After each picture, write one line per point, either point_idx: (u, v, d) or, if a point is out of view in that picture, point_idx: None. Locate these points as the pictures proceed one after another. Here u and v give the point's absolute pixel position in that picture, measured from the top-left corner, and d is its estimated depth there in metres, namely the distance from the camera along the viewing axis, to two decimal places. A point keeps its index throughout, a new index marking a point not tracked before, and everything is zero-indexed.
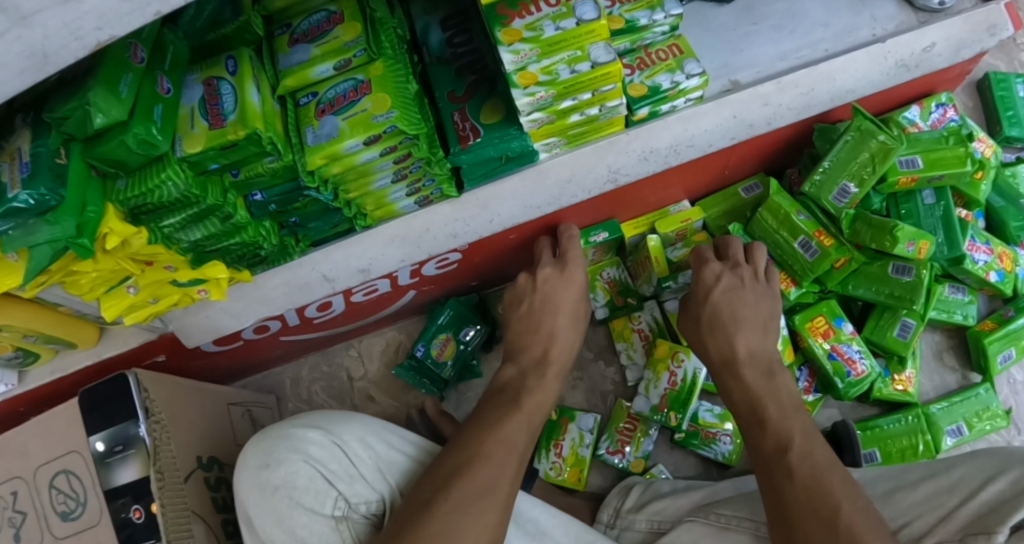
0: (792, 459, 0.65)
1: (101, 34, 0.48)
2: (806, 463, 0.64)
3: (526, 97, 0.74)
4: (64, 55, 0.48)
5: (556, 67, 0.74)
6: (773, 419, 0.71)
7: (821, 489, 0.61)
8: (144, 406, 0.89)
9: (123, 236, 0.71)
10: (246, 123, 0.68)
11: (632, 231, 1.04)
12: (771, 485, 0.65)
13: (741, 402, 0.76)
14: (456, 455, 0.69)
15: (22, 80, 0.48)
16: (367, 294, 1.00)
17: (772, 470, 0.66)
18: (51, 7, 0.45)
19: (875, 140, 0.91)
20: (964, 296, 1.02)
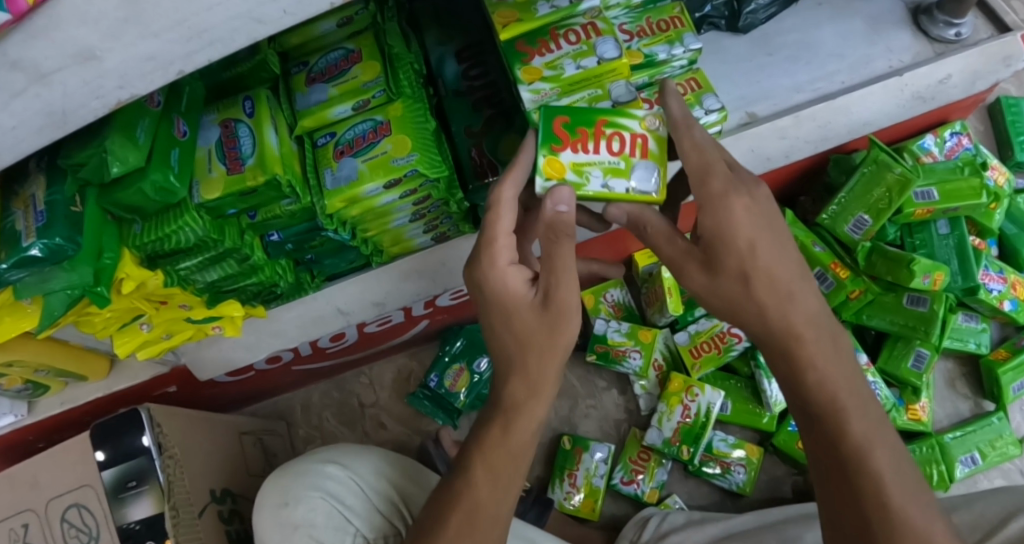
0: (873, 476, 0.52)
1: (122, 92, 0.44)
2: (893, 485, 0.52)
3: (542, 188, 0.60)
4: (84, 113, 0.44)
5: (590, 170, 0.61)
6: (847, 421, 0.54)
7: (906, 514, 0.51)
8: (157, 441, 0.88)
9: (139, 280, 0.70)
10: (266, 169, 0.68)
11: (646, 260, 1.04)
12: (841, 498, 0.53)
13: (809, 383, 0.55)
14: (449, 508, 0.59)
15: (39, 138, 0.44)
16: (380, 324, 0.99)
17: (844, 482, 0.53)
18: (72, 65, 0.41)
19: (892, 173, 0.89)
20: (976, 324, 1.02)
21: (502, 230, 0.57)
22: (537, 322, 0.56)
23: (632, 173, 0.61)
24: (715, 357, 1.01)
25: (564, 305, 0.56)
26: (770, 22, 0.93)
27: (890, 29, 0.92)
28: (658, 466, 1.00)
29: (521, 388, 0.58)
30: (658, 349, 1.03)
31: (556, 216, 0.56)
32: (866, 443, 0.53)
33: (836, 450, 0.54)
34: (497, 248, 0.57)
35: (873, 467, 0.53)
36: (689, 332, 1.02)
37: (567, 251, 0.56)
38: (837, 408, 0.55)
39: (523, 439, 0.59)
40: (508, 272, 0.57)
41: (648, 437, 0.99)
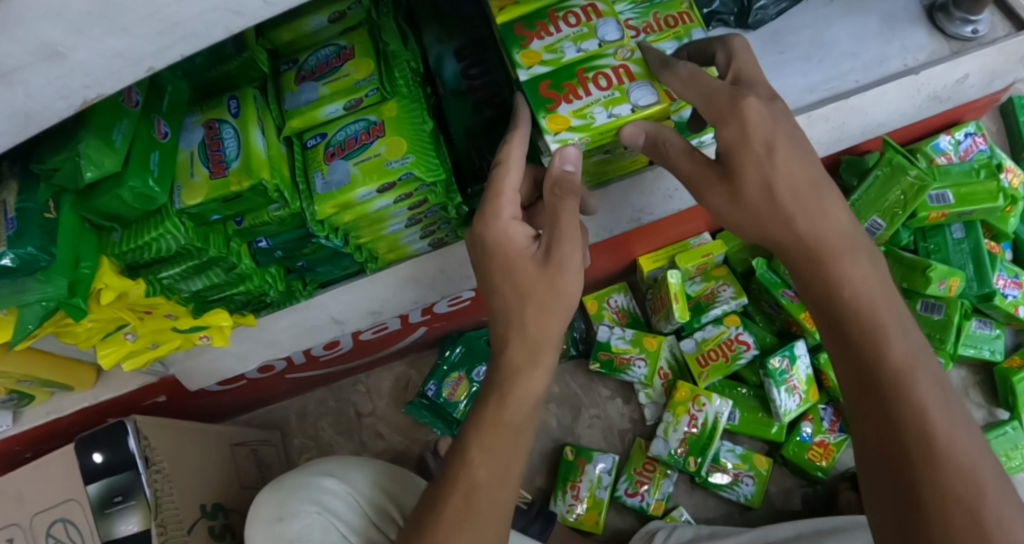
0: (914, 401, 0.49)
1: (90, 92, 0.40)
2: (937, 413, 0.48)
3: (557, 143, 0.61)
4: (50, 115, 0.40)
5: (591, 109, 0.62)
6: (888, 342, 0.52)
7: (950, 444, 0.47)
8: (143, 455, 0.84)
9: (120, 290, 0.67)
10: (251, 173, 0.63)
11: (651, 264, 0.99)
12: (876, 424, 0.50)
13: (846, 298, 0.53)
14: (448, 493, 0.57)
15: (3, 142, 0.41)
16: (377, 332, 0.95)
17: (882, 408, 0.50)
18: (35, 63, 0.37)
19: (907, 176, 0.87)
20: (991, 331, 0.98)
21: (509, 184, 0.56)
22: (537, 278, 0.55)
23: (630, 96, 0.62)
24: (723, 365, 0.97)
25: (566, 262, 0.55)
26: (780, 18, 0.89)
27: (906, 26, 0.88)
28: (663, 478, 0.97)
29: (519, 354, 0.56)
30: (663, 357, 1.00)
31: (563, 174, 0.55)
32: (909, 366, 0.50)
33: (874, 370, 0.51)
34: (502, 200, 0.56)
35: (916, 391, 0.49)
36: (696, 339, 0.99)
37: (569, 210, 0.55)
38: (876, 328, 0.52)
39: (520, 413, 0.57)
40: (512, 226, 0.56)
41: (654, 447, 0.95)
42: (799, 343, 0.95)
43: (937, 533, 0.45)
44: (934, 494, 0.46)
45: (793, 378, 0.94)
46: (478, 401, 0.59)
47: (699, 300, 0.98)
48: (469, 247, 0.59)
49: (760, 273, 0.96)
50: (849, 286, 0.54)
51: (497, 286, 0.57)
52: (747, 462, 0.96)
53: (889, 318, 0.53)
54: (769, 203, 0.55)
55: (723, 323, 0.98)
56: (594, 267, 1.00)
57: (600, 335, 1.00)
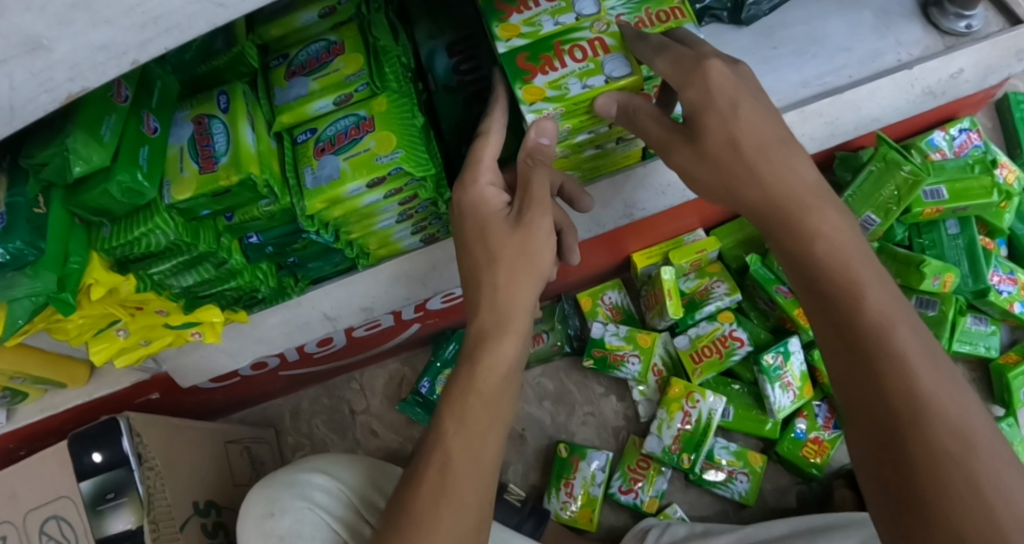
0: (895, 357, 0.48)
1: (74, 85, 0.40)
2: (919, 367, 0.48)
3: (532, 113, 0.65)
4: (34, 108, 0.40)
5: (566, 81, 0.67)
6: (865, 299, 0.51)
7: (934, 399, 0.46)
8: (136, 451, 0.84)
9: (110, 286, 0.66)
10: (240, 168, 0.63)
11: (645, 261, 0.99)
12: (860, 384, 0.49)
13: (820, 258, 0.53)
14: (424, 472, 0.56)
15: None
16: (370, 328, 0.95)
17: (864, 367, 0.49)
18: (19, 55, 0.37)
19: (901, 172, 0.86)
20: (986, 327, 0.98)
21: (486, 155, 0.61)
22: (509, 241, 0.57)
23: (604, 68, 0.67)
24: (717, 362, 0.96)
25: (536, 225, 0.58)
26: (772, 13, 0.88)
27: (900, 21, 0.88)
28: (657, 476, 0.96)
29: (492, 324, 0.58)
30: (657, 354, 1.00)
31: (537, 145, 0.61)
32: (887, 322, 0.50)
33: (854, 329, 0.51)
34: (480, 167, 0.60)
35: (895, 347, 0.49)
36: (690, 336, 0.98)
37: (540, 178, 0.60)
38: (853, 285, 0.52)
39: (493, 383, 0.57)
40: (488, 193, 0.60)
41: (648, 444, 0.95)
42: (793, 339, 0.95)
43: (929, 492, 0.44)
44: (923, 452, 0.45)
45: (788, 374, 0.94)
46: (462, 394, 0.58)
47: (693, 296, 0.99)
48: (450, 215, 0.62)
49: (754, 269, 0.96)
50: (821, 244, 0.54)
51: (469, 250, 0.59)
52: (742, 459, 0.96)
53: (865, 274, 0.52)
54: (737, 165, 0.55)
55: (717, 319, 0.98)
56: (588, 263, 0.99)
57: (594, 332, 0.99)
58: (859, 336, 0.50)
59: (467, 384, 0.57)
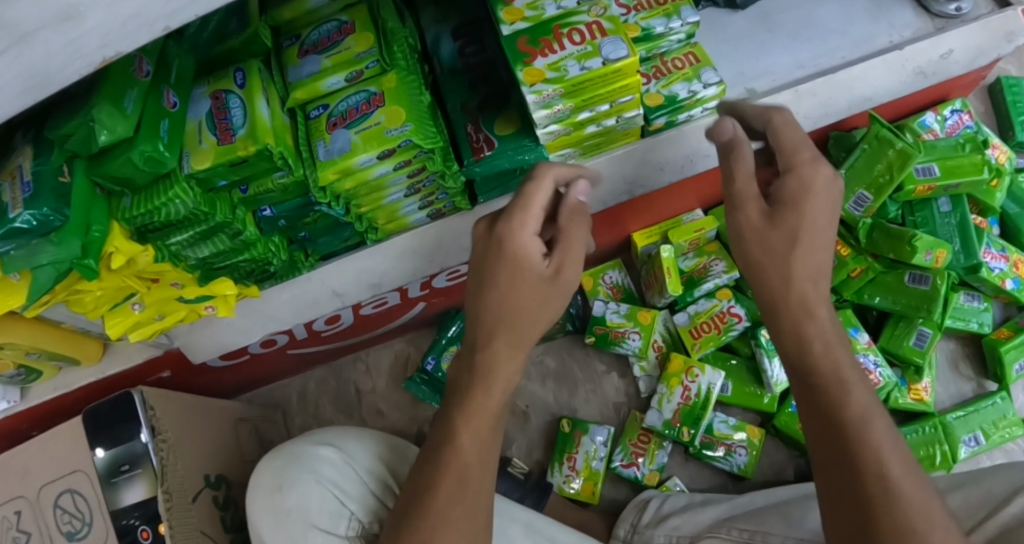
0: (870, 447, 0.52)
1: (107, 51, 0.42)
2: (890, 455, 0.51)
3: (532, 94, 0.70)
4: (68, 74, 0.41)
5: (564, 63, 0.71)
6: (846, 388, 0.55)
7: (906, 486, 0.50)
8: (150, 424, 0.86)
9: (129, 255, 0.69)
10: (256, 139, 0.66)
11: (645, 240, 1.01)
12: (836, 471, 0.52)
13: (814, 354, 0.56)
14: (439, 476, 0.58)
15: (21, 100, 0.42)
16: (376, 306, 0.98)
17: (841, 454, 0.52)
18: (52, 24, 0.38)
19: (893, 149, 0.88)
20: (979, 304, 1.01)
21: (537, 202, 0.59)
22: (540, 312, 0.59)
23: (601, 51, 0.71)
24: (715, 337, 0.99)
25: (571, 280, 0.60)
26: None
27: (892, 6, 0.91)
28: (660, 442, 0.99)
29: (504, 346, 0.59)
30: (657, 331, 1.02)
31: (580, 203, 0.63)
32: (865, 414, 0.53)
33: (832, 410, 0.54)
34: (529, 214, 0.59)
35: (872, 440, 0.52)
36: (689, 313, 1.01)
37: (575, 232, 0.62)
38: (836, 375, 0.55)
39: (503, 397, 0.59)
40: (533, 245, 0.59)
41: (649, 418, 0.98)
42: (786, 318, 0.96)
43: None
44: (892, 533, 0.48)
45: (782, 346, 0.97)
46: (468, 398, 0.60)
47: (692, 274, 1.00)
48: (479, 241, 0.60)
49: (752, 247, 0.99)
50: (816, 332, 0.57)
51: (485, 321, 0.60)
52: (741, 432, 0.98)
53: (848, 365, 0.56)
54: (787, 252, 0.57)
55: (715, 297, 1.01)
56: (589, 242, 1.02)
57: (595, 310, 1.01)
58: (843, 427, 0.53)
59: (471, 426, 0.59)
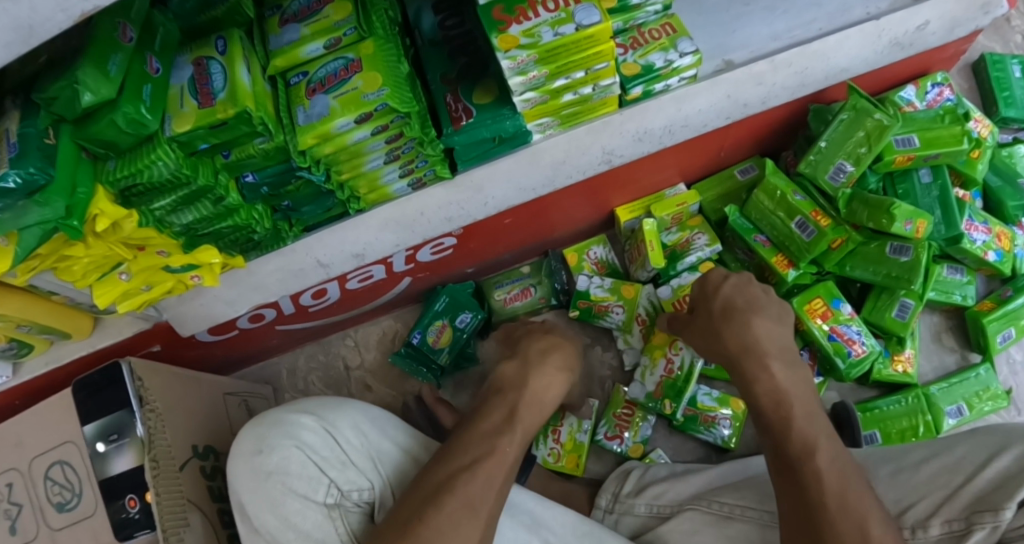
0: (819, 477, 0.62)
1: (87, 5, 0.45)
2: (831, 482, 0.61)
3: (507, 60, 0.71)
4: (50, 27, 0.45)
5: (538, 30, 0.72)
6: (790, 420, 0.69)
7: (853, 512, 0.59)
8: (138, 394, 0.88)
9: (114, 218, 0.70)
10: (236, 102, 0.67)
11: (628, 214, 1.05)
12: (795, 498, 0.63)
13: (758, 393, 0.72)
14: (469, 466, 0.67)
15: (6, 53, 0.45)
16: (362, 280, 1.02)
17: (800, 481, 0.63)
18: None
19: (870, 119, 0.91)
20: (962, 277, 1.01)
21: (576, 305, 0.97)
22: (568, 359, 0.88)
23: (574, 17, 0.72)
24: None
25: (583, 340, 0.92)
26: None
27: None
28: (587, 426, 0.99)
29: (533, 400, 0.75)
30: (641, 305, 1.03)
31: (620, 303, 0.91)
32: (807, 443, 0.65)
33: (761, 418, 0.72)
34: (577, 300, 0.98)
35: (818, 468, 0.63)
36: (672, 287, 1.01)
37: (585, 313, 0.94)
38: (778, 397, 0.71)
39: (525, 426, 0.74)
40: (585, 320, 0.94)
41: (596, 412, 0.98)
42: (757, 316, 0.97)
43: None
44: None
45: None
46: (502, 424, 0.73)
47: (675, 248, 1.02)
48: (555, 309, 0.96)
49: (732, 220, 1.00)
50: (775, 372, 0.73)
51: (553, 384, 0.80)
52: (724, 404, 0.98)
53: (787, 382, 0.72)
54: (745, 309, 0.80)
55: (697, 269, 1.02)
56: (572, 214, 1.05)
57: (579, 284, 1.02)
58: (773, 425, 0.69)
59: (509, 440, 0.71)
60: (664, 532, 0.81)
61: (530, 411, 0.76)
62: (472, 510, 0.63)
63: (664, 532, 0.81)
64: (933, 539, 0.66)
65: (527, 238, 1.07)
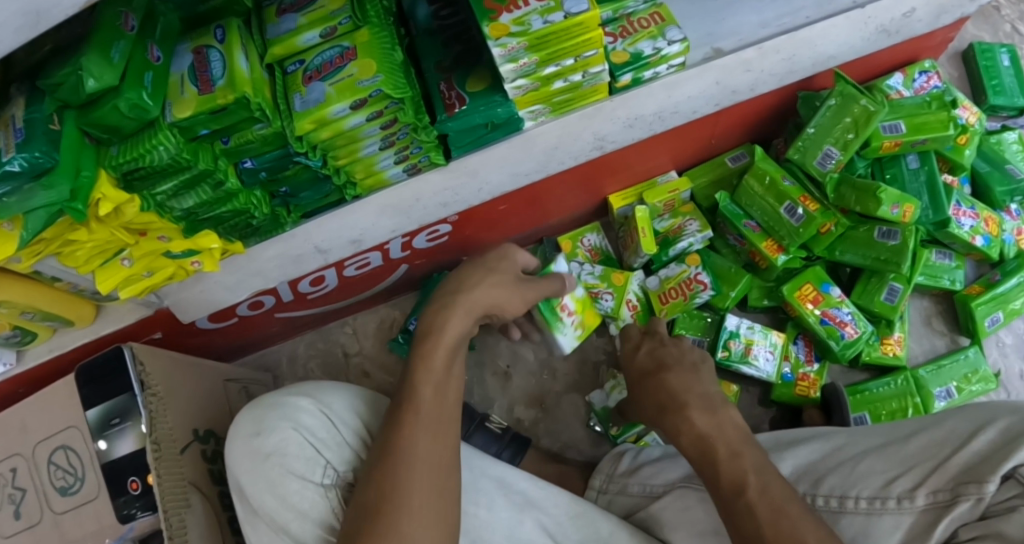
0: (749, 513, 0.62)
1: None
2: (758, 517, 0.61)
3: (498, 48, 0.73)
4: (57, 12, 0.47)
5: (528, 18, 0.74)
6: (716, 462, 0.68)
7: (790, 540, 0.59)
8: (139, 379, 0.90)
9: (117, 203, 0.71)
10: (235, 88, 0.69)
11: (621, 202, 1.07)
12: (737, 537, 0.62)
13: (683, 443, 0.72)
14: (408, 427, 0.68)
15: (16, 37, 0.47)
16: (360, 267, 1.05)
17: (733, 522, 0.63)
18: None
19: (857, 105, 0.93)
20: (951, 261, 1.03)
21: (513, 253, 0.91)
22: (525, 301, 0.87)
23: (563, 6, 0.74)
24: (682, 303, 1.03)
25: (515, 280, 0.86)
26: None
27: None
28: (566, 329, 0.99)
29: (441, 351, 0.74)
30: (632, 291, 1.05)
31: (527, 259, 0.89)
32: (737, 479, 0.65)
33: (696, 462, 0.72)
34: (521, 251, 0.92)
35: (750, 501, 0.62)
36: (660, 278, 1.05)
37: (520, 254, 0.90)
38: (702, 438, 0.71)
39: (444, 373, 0.72)
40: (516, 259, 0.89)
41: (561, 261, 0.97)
42: (730, 319, 1.00)
43: None
44: None
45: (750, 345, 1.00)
46: (419, 380, 0.71)
47: (667, 234, 1.05)
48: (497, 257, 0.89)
49: (722, 206, 1.02)
50: (694, 418, 0.73)
51: (454, 318, 0.76)
52: None
53: (707, 422, 0.72)
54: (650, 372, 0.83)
55: (685, 262, 1.03)
56: (566, 201, 1.07)
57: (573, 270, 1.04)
58: (704, 469, 0.69)
59: (431, 390, 0.71)
60: (658, 510, 0.83)
61: (449, 357, 0.74)
62: (415, 469, 0.64)
63: (657, 511, 0.83)
64: (919, 509, 0.68)
65: (522, 224, 1.09)
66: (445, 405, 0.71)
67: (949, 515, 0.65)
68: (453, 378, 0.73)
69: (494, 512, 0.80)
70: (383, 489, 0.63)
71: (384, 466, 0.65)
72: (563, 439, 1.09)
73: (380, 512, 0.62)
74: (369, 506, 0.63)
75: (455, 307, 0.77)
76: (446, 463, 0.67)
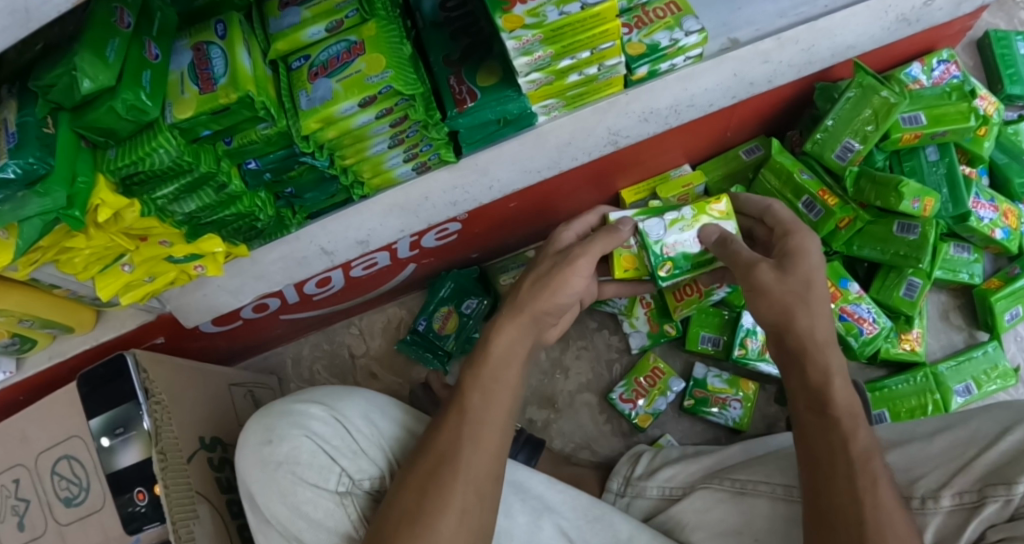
0: (856, 473, 0.60)
1: None
2: (867, 479, 0.59)
3: (512, 40, 0.69)
4: (47, 10, 0.44)
5: (543, 9, 0.70)
6: (854, 425, 0.63)
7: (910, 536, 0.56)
8: (143, 387, 0.87)
9: (116, 208, 0.68)
10: (237, 86, 0.66)
11: (633, 197, 1.05)
12: (843, 497, 0.60)
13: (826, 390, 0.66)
14: (458, 426, 0.67)
15: (3, 37, 0.44)
16: (366, 267, 1.02)
17: (830, 477, 0.61)
18: None
19: (878, 96, 0.91)
20: (969, 255, 1.01)
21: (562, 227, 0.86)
22: (583, 275, 0.76)
23: None
24: (696, 301, 1.00)
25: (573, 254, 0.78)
26: None
27: None
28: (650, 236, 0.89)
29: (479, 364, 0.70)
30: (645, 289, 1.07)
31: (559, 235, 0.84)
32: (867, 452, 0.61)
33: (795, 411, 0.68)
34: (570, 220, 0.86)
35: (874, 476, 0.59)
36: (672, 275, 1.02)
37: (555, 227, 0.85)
38: (823, 385, 0.66)
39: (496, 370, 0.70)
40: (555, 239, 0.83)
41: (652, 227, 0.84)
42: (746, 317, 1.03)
43: None
44: None
45: None
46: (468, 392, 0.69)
47: None
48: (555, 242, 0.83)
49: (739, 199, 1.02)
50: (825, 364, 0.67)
51: (506, 326, 0.73)
52: (734, 386, 1.04)
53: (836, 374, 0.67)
54: (805, 297, 0.68)
55: None
56: (577, 198, 1.05)
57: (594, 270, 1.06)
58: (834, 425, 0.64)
59: (480, 395, 0.69)
60: (677, 512, 0.80)
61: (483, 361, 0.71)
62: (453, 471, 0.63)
63: (676, 513, 0.81)
64: (945, 510, 0.65)
65: (535, 220, 1.07)
66: (494, 408, 0.68)
67: (976, 517, 0.62)
68: (506, 386, 0.70)
69: (511, 517, 0.77)
70: (427, 493, 0.63)
71: (427, 471, 0.64)
72: (577, 440, 1.08)
73: (415, 518, 0.61)
74: (404, 510, 0.62)
75: (511, 312, 0.74)
76: (488, 469, 0.65)
